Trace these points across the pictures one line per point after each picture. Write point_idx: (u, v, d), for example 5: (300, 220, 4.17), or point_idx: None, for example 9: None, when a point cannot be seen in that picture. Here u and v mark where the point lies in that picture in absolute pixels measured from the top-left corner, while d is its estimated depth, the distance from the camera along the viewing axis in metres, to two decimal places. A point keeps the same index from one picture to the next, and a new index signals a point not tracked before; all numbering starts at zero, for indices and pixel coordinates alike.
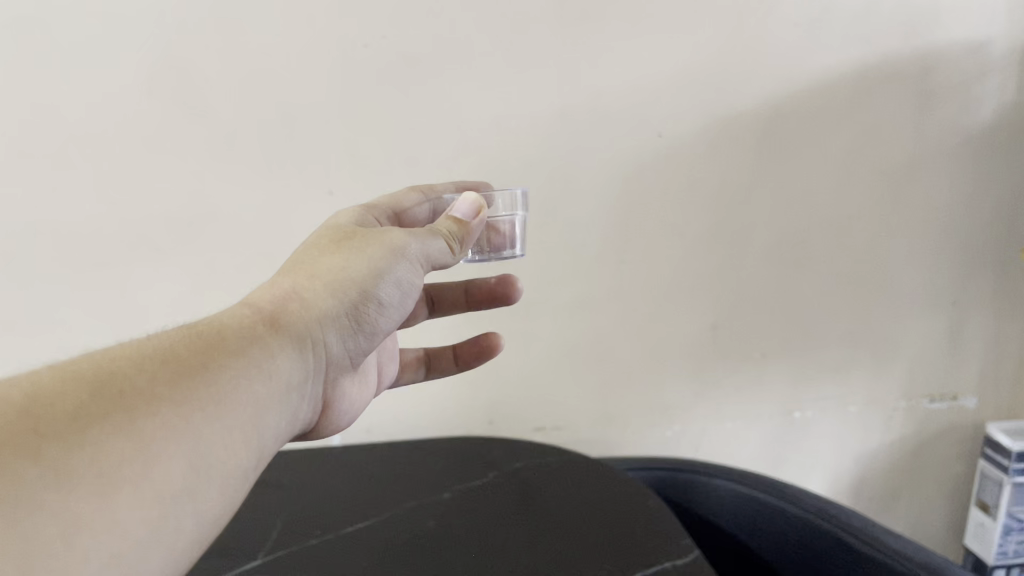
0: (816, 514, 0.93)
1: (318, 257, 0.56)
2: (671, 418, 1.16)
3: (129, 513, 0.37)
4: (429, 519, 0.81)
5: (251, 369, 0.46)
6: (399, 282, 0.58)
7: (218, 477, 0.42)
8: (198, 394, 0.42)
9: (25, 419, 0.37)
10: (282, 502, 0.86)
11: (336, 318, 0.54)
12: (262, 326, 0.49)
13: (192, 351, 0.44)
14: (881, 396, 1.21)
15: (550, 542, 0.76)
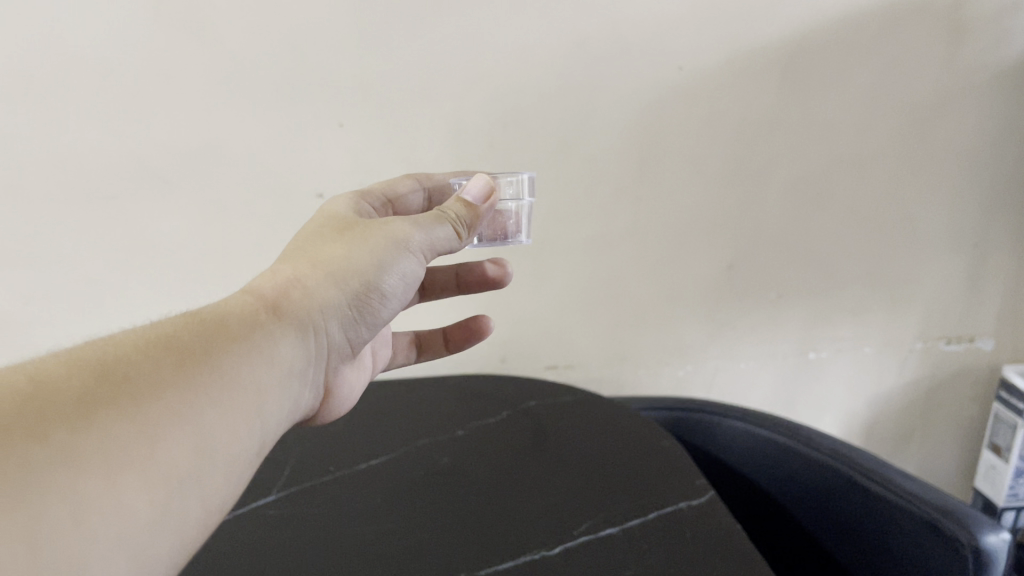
0: (829, 456, 0.87)
1: (319, 245, 0.57)
2: (685, 358, 1.18)
3: (136, 495, 0.37)
4: (443, 457, 0.83)
5: (251, 358, 0.47)
6: (400, 273, 0.58)
7: (221, 462, 0.43)
8: (202, 382, 0.43)
9: (30, 404, 0.36)
10: (298, 438, 0.88)
11: (337, 307, 0.55)
12: (264, 313, 0.51)
13: (195, 339, 0.45)
14: (898, 337, 1.21)
15: (562, 482, 0.78)
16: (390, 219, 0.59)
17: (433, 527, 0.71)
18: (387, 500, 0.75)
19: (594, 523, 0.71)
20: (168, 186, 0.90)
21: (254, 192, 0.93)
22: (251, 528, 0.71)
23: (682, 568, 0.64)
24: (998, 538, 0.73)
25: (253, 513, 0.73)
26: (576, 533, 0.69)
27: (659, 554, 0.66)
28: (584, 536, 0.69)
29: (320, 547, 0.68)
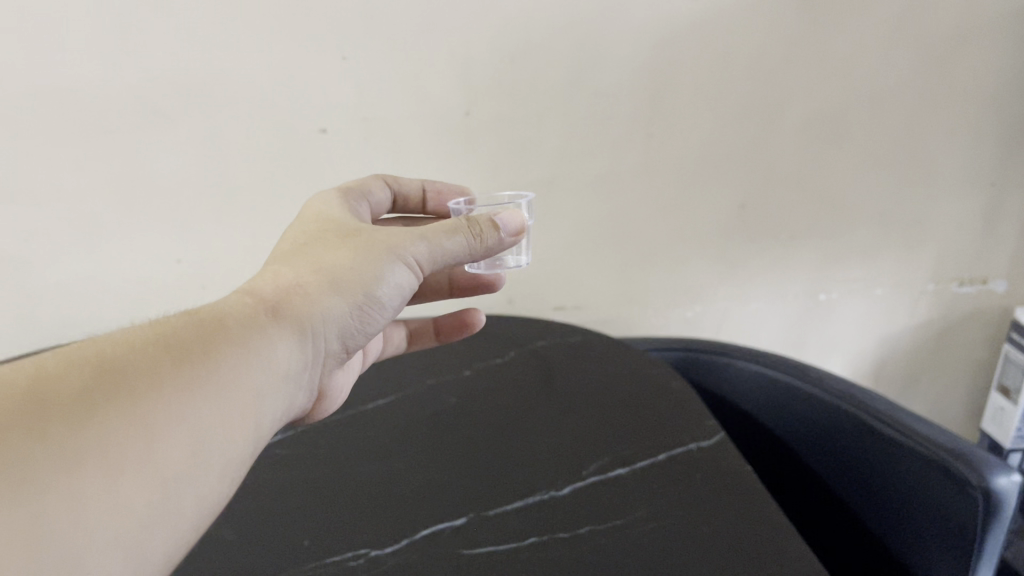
0: (839, 397, 0.86)
1: (321, 247, 0.55)
2: (694, 299, 1.16)
3: (133, 492, 0.36)
4: (451, 397, 0.83)
5: (249, 358, 0.46)
6: (396, 282, 0.56)
7: (218, 462, 0.42)
8: (199, 382, 0.42)
9: (31, 402, 0.36)
10: None
11: (337, 313, 0.53)
12: (265, 314, 0.49)
13: (194, 337, 0.44)
14: (910, 279, 1.19)
15: (569, 422, 0.77)
16: (391, 230, 0.57)
17: (442, 466, 0.71)
18: (395, 440, 0.75)
19: (603, 464, 0.70)
20: (167, 120, 0.87)
21: (256, 128, 0.90)
22: (261, 471, 0.70)
23: (694, 509, 0.64)
24: (1008, 481, 0.71)
25: (262, 456, 0.73)
26: (585, 474, 0.69)
27: (670, 495, 0.66)
28: (593, 476, 0.69)
29: (331, 489, 0.68)
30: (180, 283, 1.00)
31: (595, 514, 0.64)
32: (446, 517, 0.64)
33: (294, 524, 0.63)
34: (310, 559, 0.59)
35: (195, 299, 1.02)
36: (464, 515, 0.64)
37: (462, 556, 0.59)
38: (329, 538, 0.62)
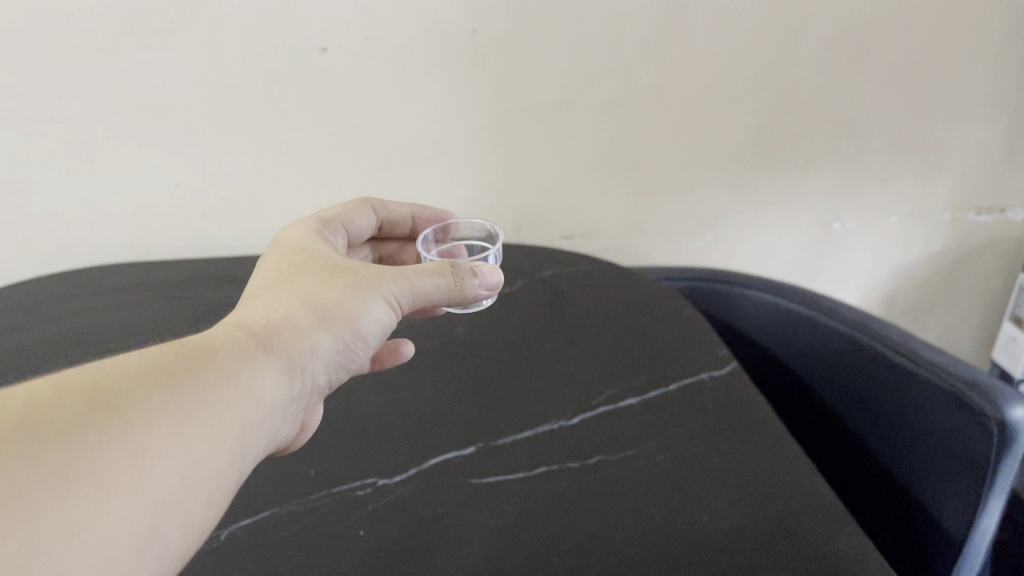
0: (852, 327, 0.85)
1: (307, 281, 0.52)
2: (705, 228, 1.14)
3: (125, 519, 0.34)
4: (458, 328, 0.81)
5: (240, 386, 0.43)
6: (376, 320, 0.53)
7: (208, 492, 0.39)
8: (191, 412, 0.39)
9: (24, 424, 0.33)
10: None
11: (324, 348, 0.50)
12: (256, 346, 0.46)
13: (188, 362, 0.41)
14: (926, 207, 1.17)
15: (578, 351, 0.76)
16: (373, 268, 0.54)
17: (450, 396, 0.70)
18: (403, 370, 0.74)
19: (614, 394, 0.69)
20: (159, 40, 0.83)
21: (254, 49, 0.86)
22: None
23: (704, 440, 0.63)
24: None
25: None
26: (595, 404, 0.68)
27: (681, 427, 0.65)
28: (603, 406, 0.67)
29: (338, 419, 0.67)
30: (179, 208, 0.97)
31: (606, 445, 0.63)
32: (454, 446, 0.63)
33: (300, 453, 0.63)
34: (318, 490, 0.59)
35: (196, 226, 1.00)
36: (473, 444, 0.63)
37: (472, 486, 0.59)
38: (337, 467, 0.61)
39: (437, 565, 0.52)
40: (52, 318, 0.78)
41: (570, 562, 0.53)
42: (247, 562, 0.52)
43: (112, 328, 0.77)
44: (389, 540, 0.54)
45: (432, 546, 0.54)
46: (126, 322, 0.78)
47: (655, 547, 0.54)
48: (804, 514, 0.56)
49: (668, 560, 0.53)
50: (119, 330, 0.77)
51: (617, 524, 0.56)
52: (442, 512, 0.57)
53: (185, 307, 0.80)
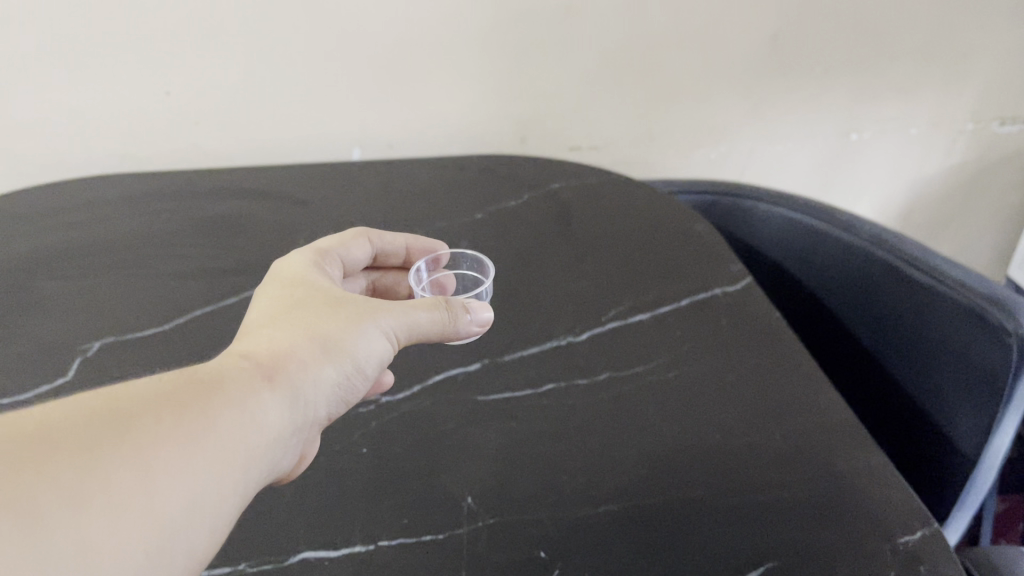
0: (869, 241, 0.82)
1: (303, 309, 0.46)
2: (718, 138, 1.10)
3: (137, 542, 0.31)
4: (463, 241, 0.76)
5: (252, 411, 0.38)
6: (374, 357, 0.47)
7: (217, 523, 0.35)
8: (200, 436, 0.35)
9: (32, 440, 0.31)
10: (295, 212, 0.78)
11: (330, 381, 0.44)
12: (259, 376, 0.40)
13: (195, 385, 0.37)
14: (948, 117, 1.12)
15: (587, 264, 0.73)
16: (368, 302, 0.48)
17: None
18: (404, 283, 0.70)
19: (624, 309, 0.67)
20: None
21: None
22: None
23: (717, 356, 0.62)
24: None
25: None
26: (605, 320, 0.65)
27: (693, 342, 0.63)
28: (613, 322, 0.65)
29: None
30: (170, 116, 0.93)
31: (615, 361, 0.61)
32: (460, 362, 0.61)
33: None
34: None
35: (191, 135, 0.96)
36: (479, 360, 0.61)
37: (476, 403, 0.58)
38: None
39: (444, 482, 0.52)
40: (43, 232, 0.75)
41: (578, 482, 0.52)
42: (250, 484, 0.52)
43: (107, 243, 0.74)
44: (394, 458, 0.53)
45: (439, 464, 0.53)
46: (121, 237, 0.75)
47: (667, 466, 0.53)
48: (816, 431, 0.55)
49: (680, 479, 0.52)
50: (114, 245, 0.74)
51: (628, 442, 0.54)
52: (448, 429, 0.56)
53: (182, 220, 0.77)
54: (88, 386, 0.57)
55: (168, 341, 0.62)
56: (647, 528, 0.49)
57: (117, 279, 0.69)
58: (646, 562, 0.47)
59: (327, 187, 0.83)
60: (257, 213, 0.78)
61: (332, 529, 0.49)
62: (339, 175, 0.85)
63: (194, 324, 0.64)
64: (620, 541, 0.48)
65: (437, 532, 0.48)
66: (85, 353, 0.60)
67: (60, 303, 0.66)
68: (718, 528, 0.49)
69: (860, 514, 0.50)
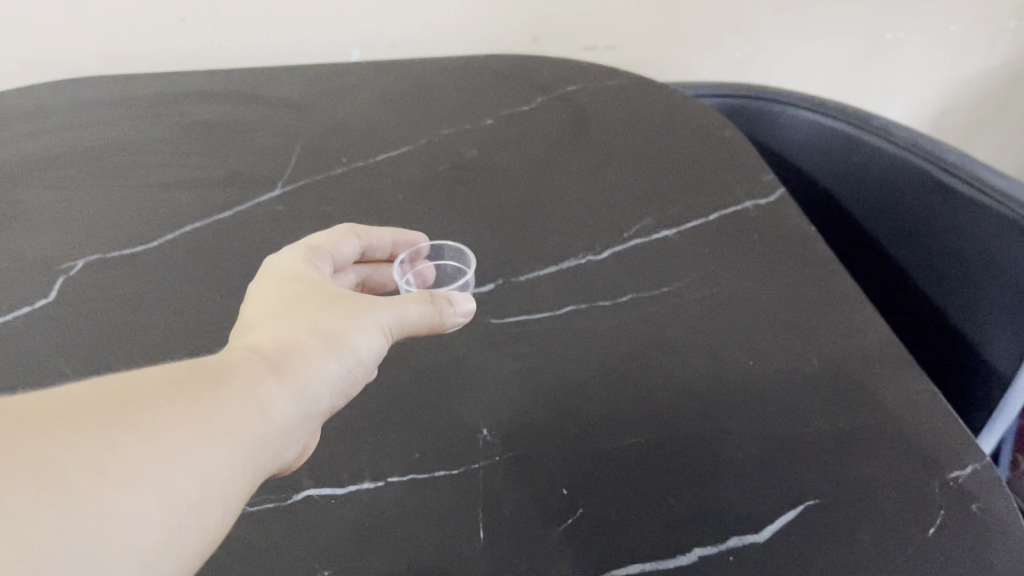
0: (904, 148, 0.76)
1: (293, 299, 0.40)
2: (744, 38, 1.02)
3: (147, 523, 0.27)
4: (472, 148, 0.70)
5: (263, 398, 0.34)
6: (369, 356, 0.41)
7: (226, 516, 0.30)
8: (214, 422, 0.31)
9: (40, 408, 0.27)
10: (292, 117, 0.72)
11: (335, 376, 0.38)
12: (264, 364, 0.35)
13: (205, 366, 0.33)
14: (991, 14, 1.04)
15: (608, 174, 0.68)
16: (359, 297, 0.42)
17: (465, 225, 0.62)
18: (410, 197, 0.64)
19: (649, 225, 0.62)
20: None
21: None
22: (257, 224, 0.61)
23: (749, 276, 0.57)
24: None
25: (259, 209, 0.62)
26: (627, 237, 0.61)
27: (723, 261, 0.58)
28: (636, 240, 0.60)
29: None
30: (149, 9, 0.85)
31: (639, 281, 0.57)
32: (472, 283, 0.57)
33: None
34: None
35: (172, 31, 0.88)
36: (493, 281, 0.57)
37: (491, 326, 0.53)
38: None
39: (457, 413, 0.48)
40: (16, 136, 0.69)
41: (601, 413, 0.48)
42: None
43: (88, 147, 0.68)
44: (403, 388, 0.50)
45: (451, 393, 0.49)
46: (102, 141, 0.69)
47: (696, 394, 0.49)
48: (857, 356, 0.51)
49: (711, 409, 0.48)
50: (94, 149, 0.68)
51: (655, 369, 0.51)
52: (461, 355, 0.52)
53: (167, 123, 0.71)
54: (73, 311, 0.53)
55: (157, 261, 0.58)
56: (676, 463, 0.46)
57: (100, 190, 0.64)
58: (675, 501, 0.44)
59: (324, 90, 0.76)
60: (249, 118, 0.72)
61: (337, 464, 0.45)
62: (337, 76, 0.78)
63: (184, 240, 0.59)
64: (648, 478, 0.45)
65: (450, 468, 0.45)
66: (68, 273, 0.56)
67: (39, 217, 0.61)
68: (752, 461, 0.46)
69: (906, 448, 0.46)
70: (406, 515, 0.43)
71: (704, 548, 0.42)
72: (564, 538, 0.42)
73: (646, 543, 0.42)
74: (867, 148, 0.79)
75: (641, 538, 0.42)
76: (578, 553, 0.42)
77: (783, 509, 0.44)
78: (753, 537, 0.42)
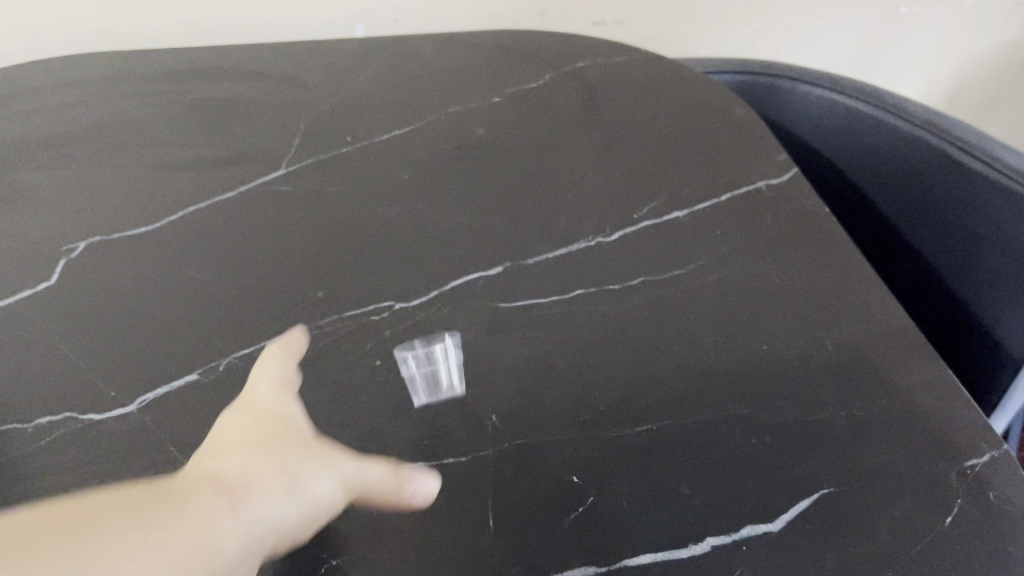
0: (921, 127, 0.75)
1: (266, 437, 0.36)
2: (755, 14, 1.00)
3: None
4: (479, 127, 0.69)
5: (216, 528, 0.30)
6: (325, 509, 0.36)
7: None
8: (168, 556, 0.28)
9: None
10: (292, 95, 0.71)
11: (289, 526, 0.34)
12: (210, 492, 0.31)
13: (151, 490, 0.30)
14: None
15: (617, 154, 0.66)
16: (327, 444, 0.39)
17: (471, 207, 0.61)
18: (416, 178, 0.63)
19: (660, 207, 0.61)
20: None
21: None
22: (261, 206, 0.60)
23: (761, 258, 0.56)
24: None
25: (262, 190, 0.61)
26: (638, 219, 0.60)
27: (735, 243, 0.57)
28: (647, 222, 0.59)
29: (344, 228, 0.58)
30: None
31: (649, 264, 0.56)
32: (479, 266, 0.56)
33: (303, 268, 0.55)
34: (329, 313, 0.52)
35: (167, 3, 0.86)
36: (501, 264, 0.56)
37: (499, 311, 0.53)
38: (347, 287, 0.54)
39: (465, 398, 0.47)
40: (12, 113, 0.68)
41: (612, 399, 0.47)
42: None
43: (86, 125, 0.67)
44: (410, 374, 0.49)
45: (459, 378, 0.48)
46: (100, 119, 0.67)
47: (709, 380, 0.48)
48: (870, 341, 0.50)
49: (724, 395, 0.48)
50: (93, 129, 0.67)
51: (666, 354, 0.50)
52: (469, 339, 0.51)
53: (166, 101, 0.70)
54: (74, 295, 0.53)
55: (159, 245, 0.57)
56: (688, 450, 0.45)
57: (100, 171, 0.63)
58: (687, 489, 0.44)
59: (326, 65, 0.74)
60: (251, 95, 0.71)
61: (344, 450, 0.45)
62: (339, 51, 0.76)
63: (186, 224, 0.58)
64: (660, 465, 0.44)
65: (459, 456, 0.45)
66: (69, 256, 0.55)
67: (38, 198, 0.60)
68: (765, 448, 0.45)
69: (921, 437, 0.46)
70: (415, 503, 0.43)
71: (717, 538, 0.42)
72: (575, 527, 0.42)
73: (658, 532, 0.42)
74: (882, 126, 0.78)
75: (653, 527, 0.42)
76: (589, 543, 0.41)
77: (797, 499, 0.43)
78: (767, 526, 0.42)
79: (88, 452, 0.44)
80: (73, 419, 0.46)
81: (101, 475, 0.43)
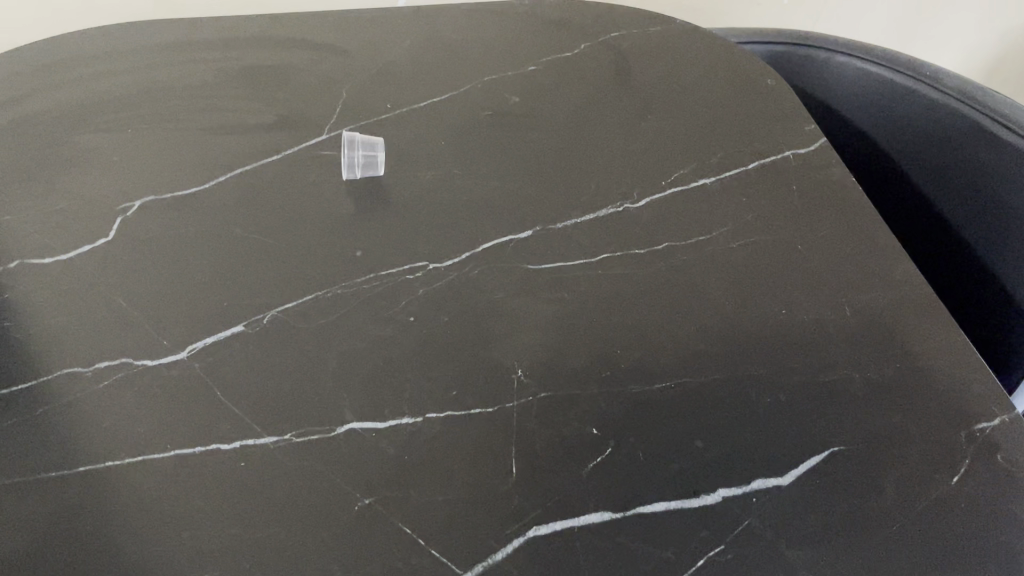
0: (952, 95, 0.75)
1: None
2: None
3: None
4: (513, 95, 0.70)
5: None
6: None
7: None
8: None
9: None
10: (332, 65, 0.73)
11: None
12: None
13: None
14: None
15: (646, 122, 0.68)
16: None
17: (505, 173, 0.63)
18: (452, 144, 0.65)
19: (687, 174, 0.62)
20: None
21: None
22: (303, 170, 0.63)
23: (786, 226, 0.58)
24: None
25: (306, 155, 0.64)
26: (666, 185, 0.61)
27: (760, 212, 0.59)
28: (674, 188, 0.61)
29: (381, 190, 0.61)
30: None
31: (676, 230, 0.57)
32: (510, 229, 0.58)
33: (342, 229, 0.58)
34: (366, 272, 0.55)
35: None
36: (530, 228, 0.58)
37: (527, 272, 0.55)
38: (382, 247, 0.56)
39: (492, 354, 0.50)
40: (67, 79, 0.70)
41: (633, 357, 0.50)
42: (291, 349, 0.50)
43: (140, 91, 0.70)
44: (442, 328, 0.51)
45: (488, 334, 0.51)
46: (151, 85, 0.70)
47: (727, 341, 0.50)
48: (886, 306, 0.52)
49: (741, 355, 0.50)
50: (145, 95, 0.69)
51: (687, 316, 0.52)
52: (497, 299, 0.53)
53: (216, 68, 0.72)
54: (130, 251, 0.56)
55: (207, 205, 0.60)
56: (706, 407, 0.47)
57: (153, 134, 0.66)
58: (700, 442, 0.46)
59: (368, 35, 0.76)
60: (295, 63, 0.73)
61: (378, 399, 0.47)
62: (379, 20, 0.78)
63: (234, 186, 0.61)
64: (677, 419, 0.47)
65: (487, 406, 0.47)
66: (126, 214, 0.59)
67: (95, 159, 0.63)
68: (780, 406, 0.47)
69: (930, 400, 0.47)
70: (442, 447, 0.45)
71: (728, 489, 0.44)
72: (593, 476, 0.44)
73: (671, 483, 0.44)
74: (916, 94, 0.78)
75: (666, 477, 0.45)
76: (606, 491, 0.44)
77: (807, 455, 0.45)
78: (776, 481, 0.44)
79: (145, 395, 0.48)
80: (131, 364, 0.49)
81: (158, 418, 0.47)
